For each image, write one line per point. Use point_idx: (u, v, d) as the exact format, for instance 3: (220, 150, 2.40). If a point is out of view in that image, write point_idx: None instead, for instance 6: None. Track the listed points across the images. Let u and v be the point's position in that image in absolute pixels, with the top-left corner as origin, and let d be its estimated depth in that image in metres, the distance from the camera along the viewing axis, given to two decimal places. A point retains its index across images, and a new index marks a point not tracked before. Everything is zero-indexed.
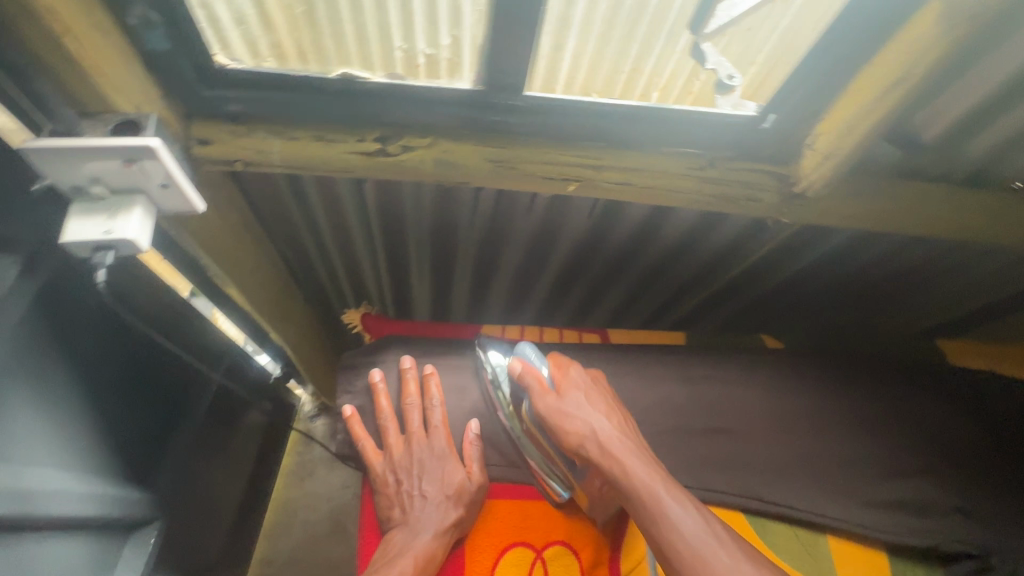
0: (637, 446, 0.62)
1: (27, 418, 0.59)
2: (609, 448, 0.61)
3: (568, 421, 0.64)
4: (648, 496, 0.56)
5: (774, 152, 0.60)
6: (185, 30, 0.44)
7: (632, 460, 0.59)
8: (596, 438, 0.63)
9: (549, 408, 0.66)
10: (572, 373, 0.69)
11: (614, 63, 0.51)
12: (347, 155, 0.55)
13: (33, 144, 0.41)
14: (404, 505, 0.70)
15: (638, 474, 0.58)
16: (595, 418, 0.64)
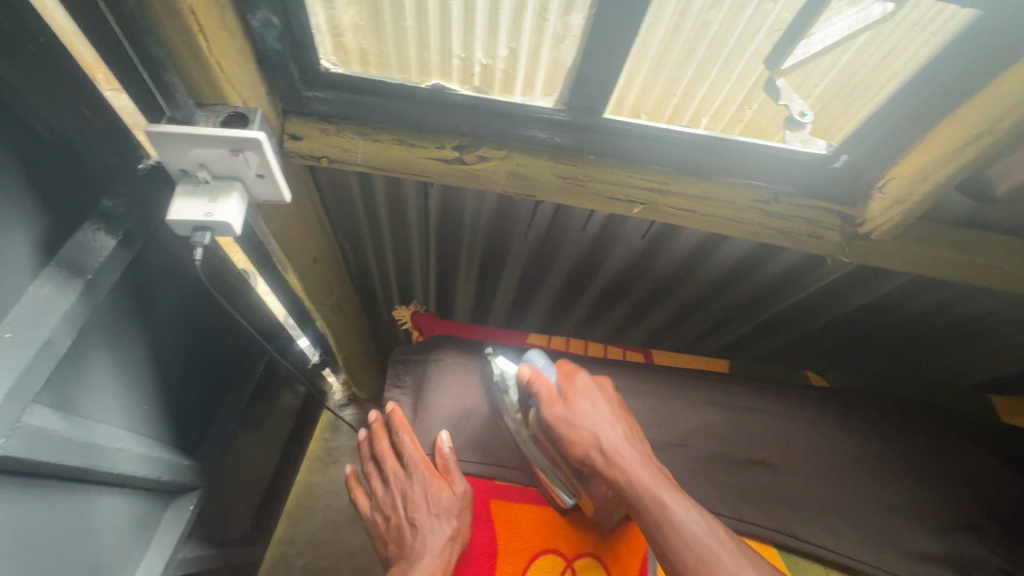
0: (643, 454, 0.61)
1: (104, 378, 0.63)
2: (615, 456, 0.60)
3: (575, 430, 0.64)
4: (652, 502, 0.55)
5: (842, 191, 0.61)
6: (298, 34, 0.48)
7: (636, 466, 0.59)
8: (601, 447, 0.62)
9: (556, 418, 0.66)
10: (580, 381, 0.69)
11: (666, 86, 0.53)
12: (425, 160, 0.57)
13: (157, 129, 0.45)
14: (399, 540, 0.71)
15: (642, 480, 0.57)
16: (601, 427, 0.63)
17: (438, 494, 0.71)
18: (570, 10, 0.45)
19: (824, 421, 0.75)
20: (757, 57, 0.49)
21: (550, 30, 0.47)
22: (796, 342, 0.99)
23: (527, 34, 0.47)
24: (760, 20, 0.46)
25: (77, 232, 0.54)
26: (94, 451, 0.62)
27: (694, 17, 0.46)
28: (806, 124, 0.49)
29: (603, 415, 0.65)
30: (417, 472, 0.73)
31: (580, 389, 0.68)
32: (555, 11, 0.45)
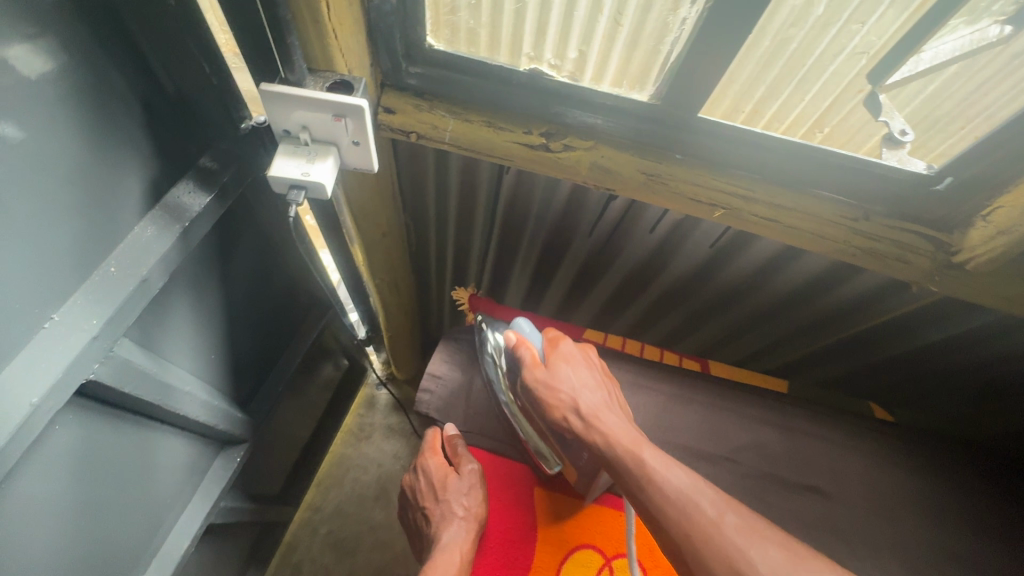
0: (623, 418, 0.63)
1: (183, 323, 0.66)
2: (593, 418, 0.63)
3: (555, 393, 0.66)
4: (628, 458, 0.56)
5: (939, 216, 0.58)
6: (410, 10, 0.49)
7: (615, 428, 0.61)
8: (579, 409, 0.64)
9: (537, 381, 0.68)
10: (562, 348, 0.71)
11: (736, 100, 0.53)
12: (511, 144, 0.58)
13: (270, 87, 0.47)
14: (432, 525, 0.79)
15: (620, 440, 0.59)
16: (580, 390, 0.66)
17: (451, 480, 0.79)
18: (648, 13, 0.46)
19: (885, 456, 0.72)
20: (836, 78, 0.48)
21: (622, 34, 0.48)
22: (859, 367, 0.95)
23: (598, 38, 0.49)
24: (843, 41, 0.45)
25: (176, 183, 0.57)
26: (167, 390, 0.66)
27: (775, 33, 0.45)
28: (906, 142, 0.50)
29: (582, 379, 0.68)
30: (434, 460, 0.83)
31: (559, 356, 0.70)
32: (630, 16, 0.47)
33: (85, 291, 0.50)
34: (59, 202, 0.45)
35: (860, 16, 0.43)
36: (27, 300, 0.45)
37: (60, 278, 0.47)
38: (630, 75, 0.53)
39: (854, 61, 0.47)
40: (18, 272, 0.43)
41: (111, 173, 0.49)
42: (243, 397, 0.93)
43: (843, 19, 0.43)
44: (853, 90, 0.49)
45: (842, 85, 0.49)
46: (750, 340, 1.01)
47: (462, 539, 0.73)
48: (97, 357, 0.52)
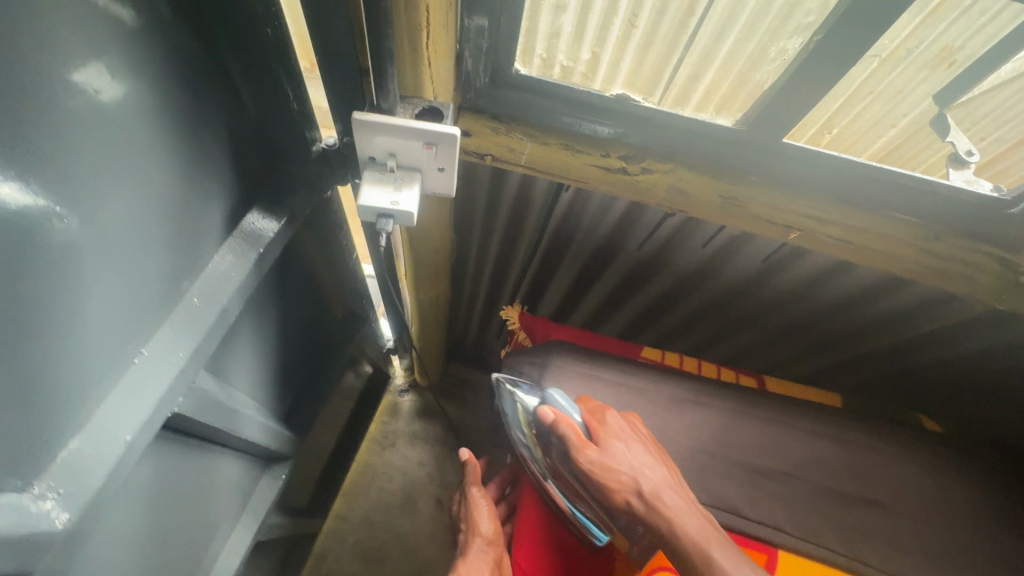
0: (687, 503, 0.60)
1: (246, 346, 0.66)
2: (657, 503, 0.59)
3: (613, 476, 0.61)
4: (707, 559, 0.53)
5: (1007, 238, 0.59)
6: (501, 40, 0.49)
7: (682, 519, 0.57)
8: (640, 493, 0.60)
9: (591, 463, 0.62)
10: (610, 423, 0.66)
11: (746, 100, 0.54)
12: (589, 167, 0.58)
13: (365, 117, 0.47)
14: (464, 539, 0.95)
15: (688, 531, 0.56)
16: (638, 471, 0.61)
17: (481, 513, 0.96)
18: (662, 15, 0.48)
19: (940, 469, 0.73)
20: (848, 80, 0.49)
21: (637, 35, 0.50)
22: (898, 380, 0.95)
23: (613, 40, 0.51)
24: None
25: (248, 212, 0.57)
26: (232, 416, 0.65)
27: (786, 35, 0.46)
28: (972, 162, 0.51)
29: (637, 458, 0.63)
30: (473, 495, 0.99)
31: (611, 431, 0.65)
32: (646, 17, 0.48)
33: (170, 325, 0.49)
34: (151, 236, 0.45)
35: None
36: (120, 336, 0.44)
37: (149, 313, 0.47)
38: (642, 79, 0.54)
39: (866, 64, 0.47)
40: (117, 308, 0.43)
41: (196, 203, 0.49)
42: (285, 413, 0.91)
43: None
44: (864, 91, 0.50)
45: (851, 87, 0.50)
46: (788, 351, 1.01)
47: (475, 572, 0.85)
48: (180, 390, 0.51)
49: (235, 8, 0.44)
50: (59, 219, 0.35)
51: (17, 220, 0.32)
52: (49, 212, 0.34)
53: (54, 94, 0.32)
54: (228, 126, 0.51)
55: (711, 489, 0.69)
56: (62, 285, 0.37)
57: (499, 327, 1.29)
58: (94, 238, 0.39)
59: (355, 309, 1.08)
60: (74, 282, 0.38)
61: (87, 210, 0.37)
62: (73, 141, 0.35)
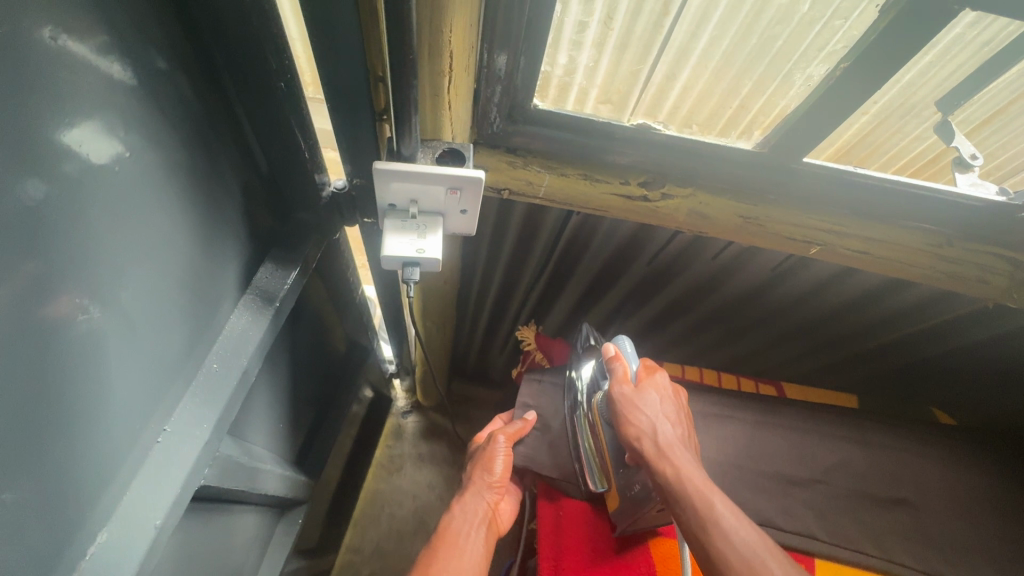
0: (698, 464, 0.61)
1: (258, 399, 0.63)
2: (668, 450, 0.62)
3: (636, 413, 0.66)
4: (701, 499, 0.56)
5: (1015, 239, 0.60)
6: (519, 80, 0.48)
7: (686, 467, 0.60)
8: (653, 438, 0.63)
9: (623, 396, 0.68)
10: (658, 376, 0.70)
11: (723, 97, 0.51)
12: (608, 195, 0.57)
13: (385, 166, 0.45)
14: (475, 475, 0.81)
15: (691, 477, 0.58)
16: (660, 421, 0.65)
17: (495, 454, 0.82)
18: (636, 18, 0.44)
19: (957, 462, 0.76)
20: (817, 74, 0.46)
21: (611, 39, 0.46)
22: (905, 374, 0.97)
23: (590, 45, 0.47)
24: (827, 37, 0.43)
25: (263, 264, 0.56)
26: (254, 474, 0.62)
27: (761, 31, 0.44)
28: (976, 166, 0.52)
29: (665, 412, 0.67)
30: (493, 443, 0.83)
31: (653, 381, 0.69)
32: (621, 20, 0.44)
33: (193, 394, 0.47)
34: (170, 306, 0.42)
35: (842, 12, 0.41)
36: (144, 417, 0.41)
37: (169, 384, 0.44)
38: (619, 80, 0.50)
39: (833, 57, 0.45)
40: (142, 388, 0.40)
41: (212, 265, 0.47)
42: (296, 456, 0.88)
43: (825, 15, 0.42)
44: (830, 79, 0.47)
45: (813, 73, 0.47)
46: (792, 353, 1.02)
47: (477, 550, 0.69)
48: (207, 461, 0.48)
49: (244, 60, 0.42)
50: (83, 311, 0.33)
51: (41, 317, 0.30)
52: (74, 307, 0.32)
53: (65, 179, 0.30)
54: (238, 179, 0.49)
55: (744, 503, 0.69)
56: (89, 378, 0.34)
57: (503, 344, 1.28)
58: (119, 323, 0.36)
59: (359, 340, 1.05)
60: (101, 374, 0.35)
61: (108, 294, 0.35)
62: (92, 229, 0.33)
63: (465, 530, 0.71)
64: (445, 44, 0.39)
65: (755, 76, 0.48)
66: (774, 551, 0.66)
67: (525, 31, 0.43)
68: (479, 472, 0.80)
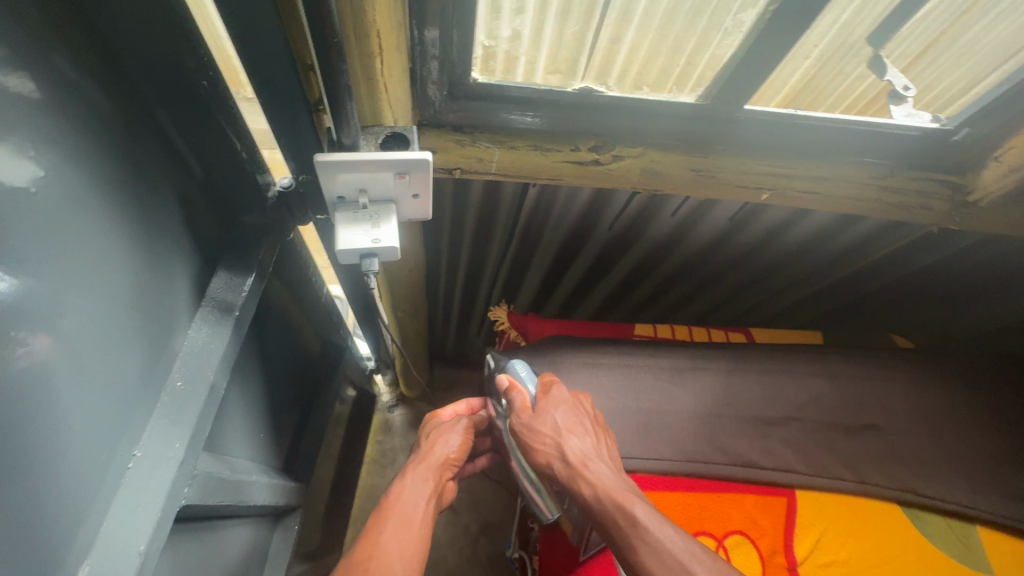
0: (616, 472, 0.58)
1: (229, 412, 0.61)
2: (580, 471, 0.58)
3: (539, 437, 0.62)
4: (623, 519, 0.52)
5: (952, 164, 0.63)
6: (454, 55, 0.47)
7: (604, 483, 0.56)
8: (564, 458, 0.60)
9: (521, 426, 0.64)
10: (556, 392, 0.66)
11: (670, 53, 0.51)
12: (561, 163, 0.57)
13: (325, 157, 0.44)
14: (429, 443, 0.82)
15: (608, 494, 0.55)
16: (566, 436, 0.61)
17: (453, 432, 0.83)
18: None
19: (917, 383, 0.81)
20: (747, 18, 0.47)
21: (553, 6, 0.46)
22: (863, 306, 1.02)
23: (531, 13, 0.46)
24: None
25: (215, 274, 0.54)
26: (239, 486, 0.61)
27: None
28: (909, 97, 0.53)
29: (571, 424, 0.63)
30: (453, 422, 0.85)
31: (552, 400, 0.65)
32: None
33: (157, 418, 0.45)
34: (122, 327, 0.41)
35: None
36: (107, 447, 0.40)
37: (133, 407, 0.43)
38: (565, 48, 0.50)
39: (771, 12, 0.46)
40: (99, 419, 0.39)
41: (161, 281, 0.45)
42: (282, 463, 0.86)
43: None
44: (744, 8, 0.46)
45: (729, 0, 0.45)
46: (758, 299, 1.05)
47: (424, 512, 0.69)
48: (186, 480, 0.47)
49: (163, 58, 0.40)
50: (22, 344, 0.31)
51: None
52: (10, 341, 0.30)
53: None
54: (178, 189, 0.47)
55: (728, 449, 0.73)
56: (41, 411, 0.33)
57: (478, 325, 1.27)
58: (64, 354, 0.35)
59: (333, 340, 1.03)
60: (51, 409, 0.34)
61: (49, 323, 0.33)
62: (23, 257, 0.31)
63: (410, 497, 0.70)
64: (372, 23, 0.38)
65: (690, 22, 0.47)
66: (756, 488, 0.71)
67: (454, 5, 0.42)
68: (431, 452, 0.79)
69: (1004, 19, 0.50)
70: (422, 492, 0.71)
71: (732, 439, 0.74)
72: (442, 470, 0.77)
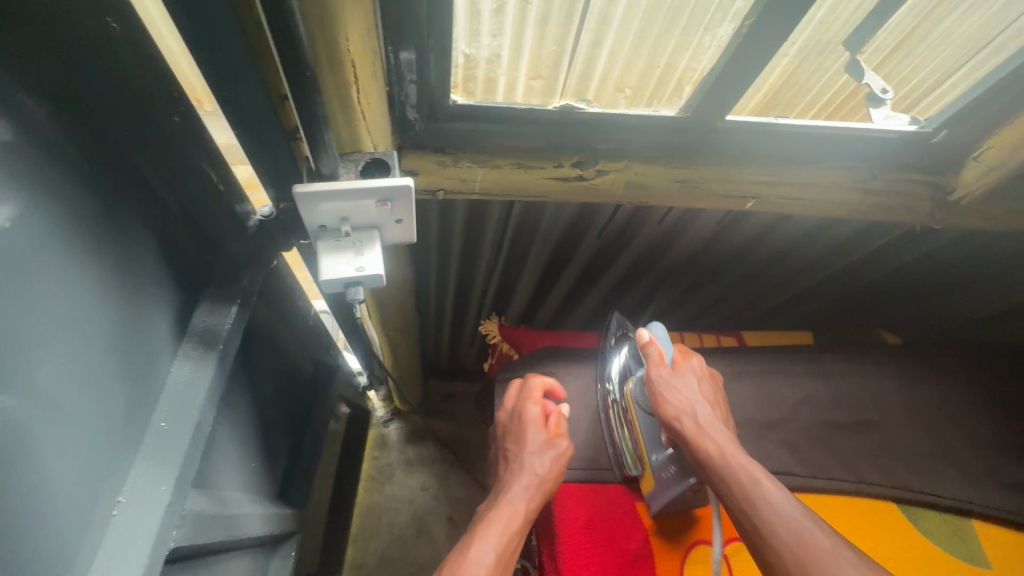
0: (735, 439, 0.61)
1: (216, 446, 0.59)
2: (707, 431, 0.61)
3: (674, 393, 0.65)
4: (746, 475, 0.56)
5: (933, 164, 0.64)
6: (432, 78, 0.46)
7: (726, 444, 0.60)
8: (695, 416, 0.63)
9: (659, 376, 0.67)
10: (695, 362, 0.70)
11: (650, 57, 0.49)
12: (544, 180, 0.57)
13: (305, 188, 0.43)
14: (517, 460, 0.72)
15: (734, 455, 0.58)
16: (698, 401, 0.64)
17: (541, 455, 0.72)
18: None
19: (909, 378, 0.82)
20: (719, 24, 0.46)
21: (532, 12, 0.44)
22: (852, 304, 1.02)
23: (510, 23, 0.45)
24: None
25: (199, 307, 0.53)
26: (231, 520, 0.59)
27: None
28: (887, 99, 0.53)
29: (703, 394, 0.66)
30: (542, 449, 0.72)
31: (692, 367, 0.69)
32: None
33: (143, 462, 0.44)
34: (101, 371, 0.40)
35: None
36: (91, 495, 0.39)
37: (117, 452, 0.42)
38: (545, 55, 0.49)
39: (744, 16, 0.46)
40: (80, 469, 0.38)
41: (140, 320, 0.44)
42: (276, 490, 0.84)
43: None
44: (719, 19, 0.46)
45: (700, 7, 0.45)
46: (748, 301, 1.05)
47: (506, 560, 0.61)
48: (175, 523, 0.46)
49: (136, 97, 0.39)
50: None
51: None
52: None
53: None
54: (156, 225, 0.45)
55: None
56: (18, 467, 0.32)
57: (470, 338, 1.27)
58: (40, 405, 0.34)
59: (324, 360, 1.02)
60: (28, 463, 0.32)
61: (24, 374, 0.32)
62: None
63: (488, 540, 0.61)
64: (345, 53, 0.38)
65: (664, 31, 0.47)
66: None
67: (429, 29, 0.42)
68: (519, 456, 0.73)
69: (977, 12, 0.49)
70: (512, 536, 0.62)
71: None
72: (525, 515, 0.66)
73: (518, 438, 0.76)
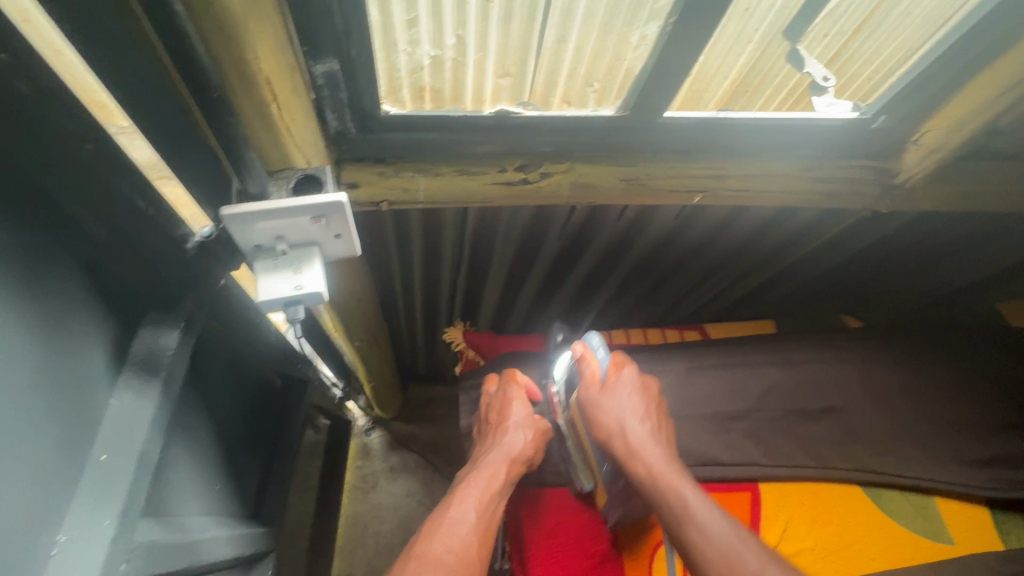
0: (667, 454, 0.63)
1: (172, 472, 0.58)
2: (636, 452, 0.62)
3: (603, 416, 0.66)
4: (674, 497, 0.57)
5: (875, 150, 0.65)
6: (358, 90, 0.46)
7: (658, 464, 0.61)
8: (624, 437, 0.64)
9: (588, 400, 0.69)
10: (625, 374, 0.70)
11: (615, 52, 0.48)
12: (489, 186, 0.57)
13: (230, 210, 0.42)
14: (497, 429, 0.74)
15: (663, 475, 0.59)
16: (628, 418, 0.65)
17: (523, 424, 0.74)
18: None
19: (869, 360, 0.83)
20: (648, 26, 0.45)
21: (494, 10, 0.43)
22: (815, 288, 1.03)
23: (472, 20, 0.43)
24: None
25: (141, 332, 0.52)
26: (195, 546, 0.59)
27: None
28: (829, 87, 0.51)
29: (633, 408, 0.67)
30: (525, 417, 0.75)
31: (620, 380, 0.69)
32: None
33: (86, 497, 0.43)
34: (30, 409, 0.38)
35: None
36: (28, 537, 0.38)
37: (56, 490, 0.41)
38: (512, 52, 0.47)
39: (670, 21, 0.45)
40: (11, 518, 0.36)
41: (71, 353, 0.43)
42: (248, 509, 0.83)
43: None
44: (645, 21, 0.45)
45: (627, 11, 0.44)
46: (713, 292, 1.05)
47: (490, 515, 0.62)
48: (124, 556, 0.45)
49: None
50: None
51: None
52: None
53: None
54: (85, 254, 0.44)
55: (690, 448, 0.74)
56: None
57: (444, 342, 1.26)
58: None
59: (293, 375, 1.01)
60: None
61: None
62: None
63: (471, 498, 0.62)
64: (257, 70, 0.37)
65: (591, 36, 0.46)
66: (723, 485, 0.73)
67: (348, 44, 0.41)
68: (501, 427, 0.74)
69: None
70: (492, 497, 0.64)
71: (696, 436, 0.75)
72: (507, 472, 0.68)
73: (502, 409, 0.78)
